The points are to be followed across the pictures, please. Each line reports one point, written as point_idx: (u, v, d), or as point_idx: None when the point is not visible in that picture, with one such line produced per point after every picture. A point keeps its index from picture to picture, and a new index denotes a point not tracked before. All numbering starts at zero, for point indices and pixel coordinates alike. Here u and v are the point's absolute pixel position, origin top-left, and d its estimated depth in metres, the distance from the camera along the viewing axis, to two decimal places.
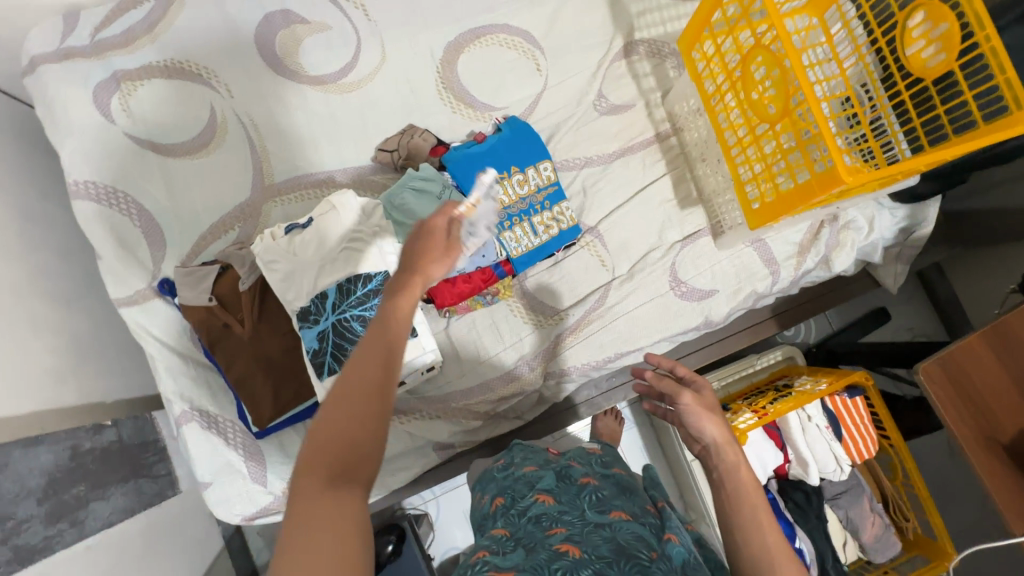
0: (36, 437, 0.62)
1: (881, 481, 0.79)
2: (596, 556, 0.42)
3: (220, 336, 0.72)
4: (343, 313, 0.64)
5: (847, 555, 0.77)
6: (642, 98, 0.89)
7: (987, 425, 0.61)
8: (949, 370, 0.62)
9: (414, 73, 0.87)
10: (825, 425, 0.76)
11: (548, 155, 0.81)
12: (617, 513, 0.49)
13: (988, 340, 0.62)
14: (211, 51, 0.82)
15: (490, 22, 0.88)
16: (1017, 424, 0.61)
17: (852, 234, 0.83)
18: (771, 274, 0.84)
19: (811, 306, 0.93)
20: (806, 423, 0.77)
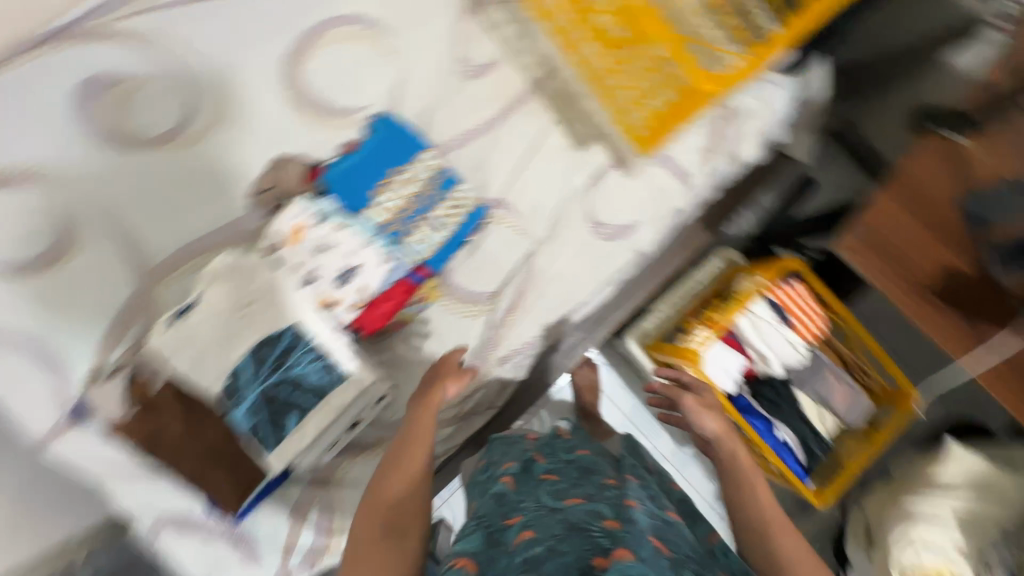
0: None
1: (841, 351, 0.82)
2: (549, 534, 0.44)
3: (154, 441, 0.64)
4: (265, 380, 0.62)
5: (829, 426, 0.79)
6: (506, 48, 0.83)
7: (903, 271, 0.67)
8: (870, 241, 0.68)
9: (260, 96, 0.76)
10: (775, 318, 0.78)
11: (426, 144, 0.78)
12: (574, 497, 0.49)
13: (892, 195, 0.65)
14: (28, 145, 0.70)
15: (321, 17, 0.77)
16: (933, 262, 0.66)
17: (750, 122, 0.84)
18: (685, 186, 0.84)
19: (733, 202, 0.93)
20: (758, 322, 0.78)
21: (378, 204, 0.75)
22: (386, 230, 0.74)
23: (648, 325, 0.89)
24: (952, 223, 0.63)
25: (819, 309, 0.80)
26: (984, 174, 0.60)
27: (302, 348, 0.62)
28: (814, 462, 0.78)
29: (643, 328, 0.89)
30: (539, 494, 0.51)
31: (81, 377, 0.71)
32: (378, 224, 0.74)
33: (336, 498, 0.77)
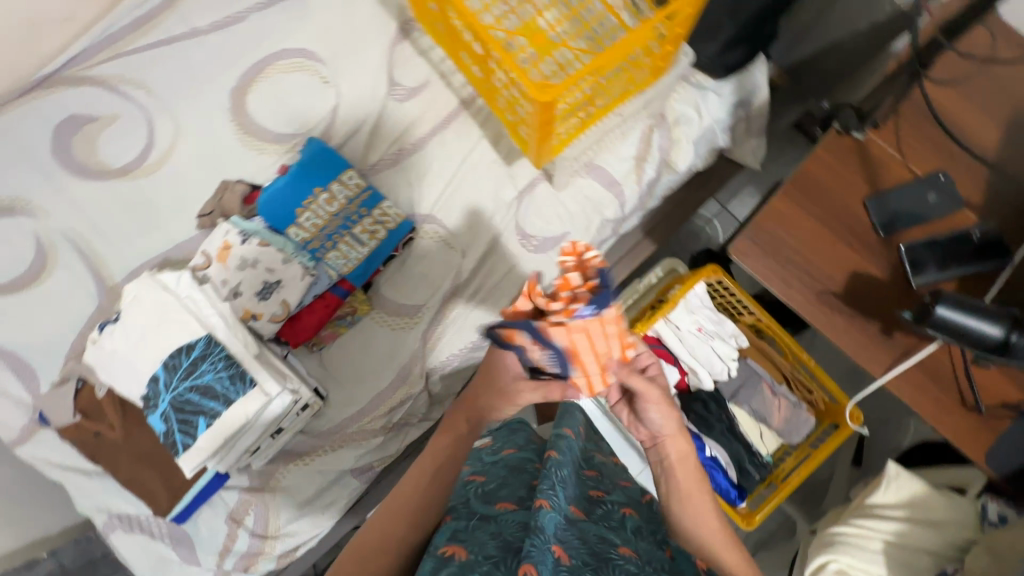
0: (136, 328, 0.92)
1: (779, 363, 1.02)
2: (481, 556, 0.62)
3: (268, 288, 1.00)
4: (216, 350, 0.91)
5: (766, 444, 1.01)
6: (627, 177, 1.14)
7: (979, 419, 0.75)
8: (980, 416, 0.75)
9: (465, 141, 1.17)
10: (697, 329, 1.00)
11: (347, 170, 1.07)
12: (502, 505, 0.73)
13: (917, 372, 0.76)
14: (327, 114, 1.18)
15: (419, 86, 1.18)
16: (933, 410, 0.76)
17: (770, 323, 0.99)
18: (702, 331, 1.01)
19: (741, 384, 1.01)
20: (680, 332, 1.00)
21: (307, 226, 1.04)
22: (343, 261, 1.05)
23: None
24: (967, 395, 0.75)
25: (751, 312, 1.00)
26: (990, 398, 0.74)
27: (212, 360, 0.90)
28: (747, 481, 0.97)
29: None
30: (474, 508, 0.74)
31: (247, 225, 1.03)
32: (352, 263, 1.06)
33: (357, 387, 1.10)
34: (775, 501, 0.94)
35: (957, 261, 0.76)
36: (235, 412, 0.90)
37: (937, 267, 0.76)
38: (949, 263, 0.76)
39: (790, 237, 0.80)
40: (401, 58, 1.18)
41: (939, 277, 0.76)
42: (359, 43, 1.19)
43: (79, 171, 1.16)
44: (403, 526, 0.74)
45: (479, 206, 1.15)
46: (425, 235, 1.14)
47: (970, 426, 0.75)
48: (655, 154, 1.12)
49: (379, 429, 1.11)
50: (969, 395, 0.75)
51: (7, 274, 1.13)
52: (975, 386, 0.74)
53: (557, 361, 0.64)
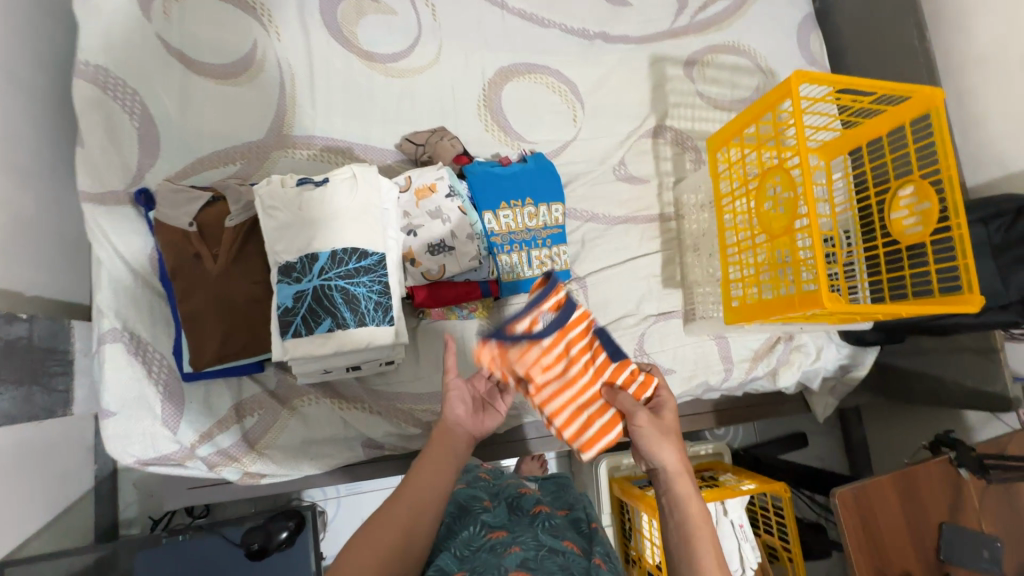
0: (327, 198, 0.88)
1: None
2: None
3: (439, 247, 1.01)
4: (379, 272, 0.88)
5: None
6: (741, 360, 1.25)
7: None
8: None
9: (644, 243, 1.26)
10: (737, 523, 1.07)
11: (558, 201, 1.12)
12: (568, 545, 0.74)
13: None
14: (559, 142, 1.25)
15: (638, 178, 1.29)
16: None
17: (789, 557, 1.08)
18: (738, 528, 1.08)
19: None
20: (722, 517, 1.07)
21: (501, 221, 1.07)
22: (504, 267, 1.07)
23: (623, 463, 1.24)
24: None
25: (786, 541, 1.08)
26: None
27: (372, 278, 0.88)
28: None
29: (618, 463, 1.24)
30: (540, 535, 0.74)
31: (457, 185, 1.05)
32: (509, 273, 1.08)
33: (430, 373, 1.08)
34: None
35: None
36: (359, 335, 0.86)
37: None
38: None
39: (880, 517, 0.91)
40: (638, 147, 1.30)
41: None
42: (615, 112, 1.29)
43: (331, 26, 1.15)
44: (409, 512, 0.66)
45: (620, 300, 1.23)
46: (568, 291, 1.19)
47: None
48: (773, 360, 1.26)
49: (423, 421, 1.08)
50: None
51: (205, 57, 1.08)
52: None
53: (527, 307, 0.78)
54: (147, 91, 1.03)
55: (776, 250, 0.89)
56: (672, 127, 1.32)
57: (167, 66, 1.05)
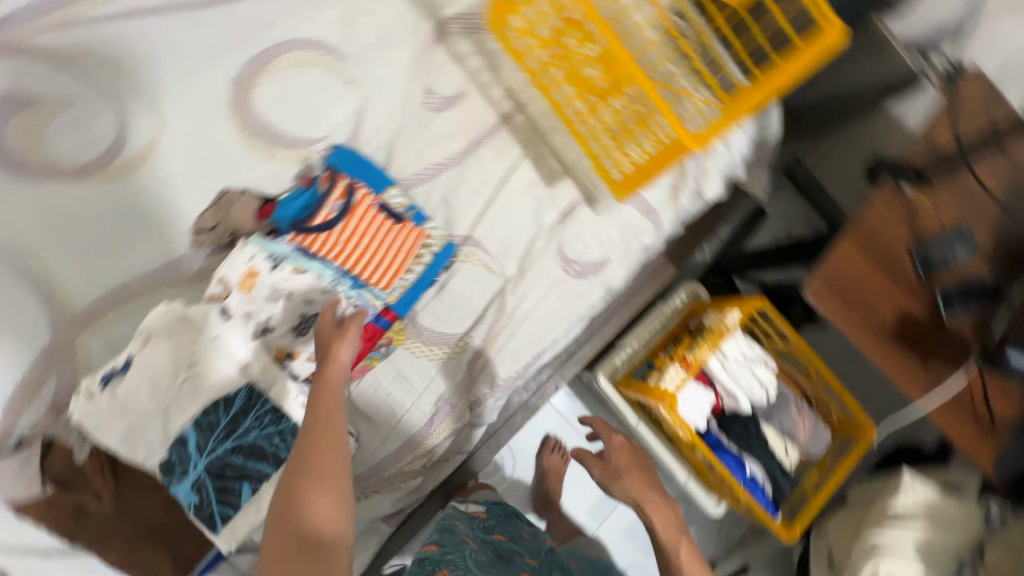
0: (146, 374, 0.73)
1: (803, 385, 1.11)
2: None
3: (308, 321, 0.87)
4: (260, 403, 0.77)
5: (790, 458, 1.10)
6: (662, 203, 1.16)
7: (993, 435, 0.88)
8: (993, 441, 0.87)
9: (505, 156, 1.11)
10: (741, 357, 1.07)
11: (389, 183, 0.95)
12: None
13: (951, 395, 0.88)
14: (350, 116, 1.05)
15: (454, 95, 1.09)
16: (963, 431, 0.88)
17: (796, 348, 1.09)
18: (743, 358, 1.07)
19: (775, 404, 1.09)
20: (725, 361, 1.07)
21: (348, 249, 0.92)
22: (385, 289, 0.94)
23: (618, 363, 1.21)
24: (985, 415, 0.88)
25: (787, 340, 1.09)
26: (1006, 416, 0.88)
27: (256, 415, 0.77)
28: (779, 494, 1.06)
29: (614, 366, 1.21)
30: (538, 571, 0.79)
31: (274, 247, 0.86)
32: (395, 291, 0.95)
33: (394, 425, 1.01)
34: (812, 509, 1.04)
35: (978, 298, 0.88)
36: (288, 473, 0.77)
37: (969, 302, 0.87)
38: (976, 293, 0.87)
39: (857, 284, 0.88)
40: (432, 62, 1.08)
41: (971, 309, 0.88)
42: (383, 42, 1.07)
43: (19, 169, 0.91)
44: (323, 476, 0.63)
45: (516, 228, 1.10)
46: (465, 258, 1.07)
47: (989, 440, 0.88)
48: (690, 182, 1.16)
49: (420, 466, 1.02)
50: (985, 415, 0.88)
51: None
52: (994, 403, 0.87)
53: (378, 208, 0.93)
54: None
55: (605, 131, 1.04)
56: (453, 16, 1.09)
57: None
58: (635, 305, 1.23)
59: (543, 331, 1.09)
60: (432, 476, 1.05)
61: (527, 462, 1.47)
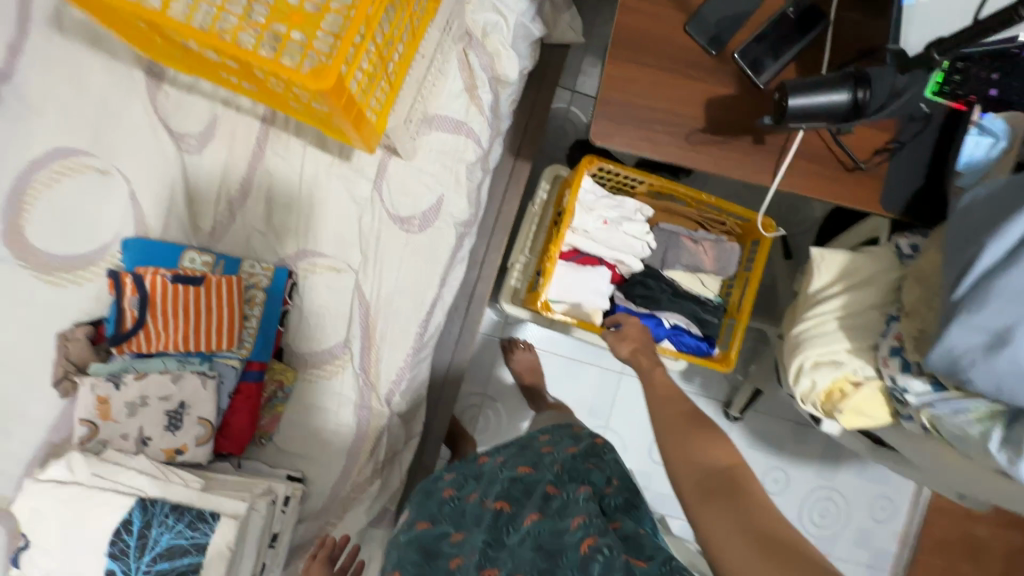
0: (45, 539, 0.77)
1: (689, 213, 1.03)
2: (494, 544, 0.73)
3: (177, 413, 0.89)
4: (156, 509, 0.80)
5: (709, 287, 1.04)
6: (468, 110, 1.06)
7: (859, 175, 0.79)
8: (863, 181, 0.79)
9: (289, 156, 1.04)
10: (603, 224, 1.00)
11: (184, 247, 0.94)
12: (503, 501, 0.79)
13: (799, 160, 0.78)
14: (124, 204, 1.01)
15: (207, 126, 1.02)
16: (830, 188, 0.79)
17: (658, 183, 0.98)
18: (607, 225, 1.00)
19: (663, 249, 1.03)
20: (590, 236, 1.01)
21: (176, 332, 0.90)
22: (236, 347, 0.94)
23: (516, 283, 1.16)
24: (844, 160, 0.79)
25: (649, 180, 0.98)
26: (863, 152, 0.79)
27: (159, 520, 0.80)
28: (710, 329, 1.01)
29: (514, 288, 1.16)
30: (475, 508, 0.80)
31: (111, 366, 0.88)
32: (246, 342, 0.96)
33: (326, 453, 1.03)
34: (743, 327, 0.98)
35: (782, 37, 0.76)
36: (216, 554, 0.81)
37: (767, 49, 0.76)
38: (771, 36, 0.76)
39: (646, 100, 0.76)
40: (168, 106, 1.01)
41: (779, 53, 0.76)
42: (111, 106, 0.98)
43: None
44: None
45: (341, 215, 1.05)
46: (306, 273, 1.05)
47: (859, 185, 0.79)
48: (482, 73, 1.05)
49: (374, 471, 1.05)
50: (844, 160, 0.79)
51: None
52: (845, 145, 0.78)
53: (176, 278, 0.89)
54: None
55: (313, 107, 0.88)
56: None
57: None
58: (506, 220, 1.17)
59: (418, 297, 1.07)
60: (394, 472, 1.08)
61: (512, 402, 1.48)
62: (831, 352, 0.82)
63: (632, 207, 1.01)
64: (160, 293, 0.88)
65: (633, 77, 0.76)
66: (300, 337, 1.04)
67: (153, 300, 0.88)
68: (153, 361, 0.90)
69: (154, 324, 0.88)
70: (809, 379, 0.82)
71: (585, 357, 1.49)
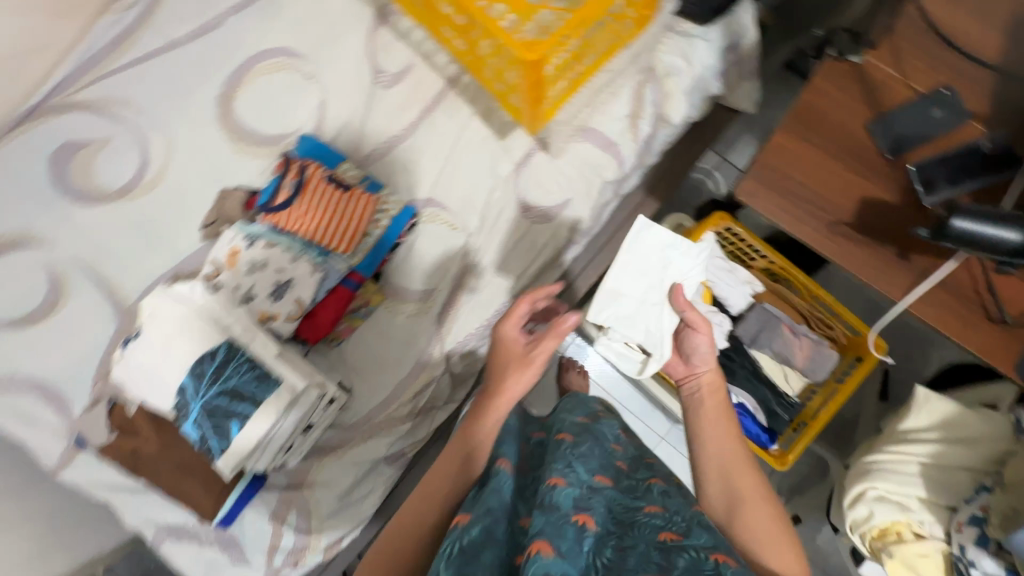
0: (155, 340, 0.93)
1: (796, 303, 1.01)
2: (570, 477, 0.70)
3: (282, 287, 1.01)
4: (239, 353, 0.93)
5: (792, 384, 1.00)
6: (622, 133, 1.12)
7: (1004, 330, 0.74)
8: (1006, 335, 0.74)
9: (456, 117, 1.15)
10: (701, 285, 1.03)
11: (345, 158, 1.07)
12: (566, 437, 0.82)
13: (942, 291, 0.76)
14: (312, 107, 1.17)
15: (402, 69, 1.17)
16: (967, 330, 0.75)
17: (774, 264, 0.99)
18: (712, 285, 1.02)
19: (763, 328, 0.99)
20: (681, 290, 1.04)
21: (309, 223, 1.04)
22: (350, 255, 1.07)
23: None
24: (990, 310, 0.75)
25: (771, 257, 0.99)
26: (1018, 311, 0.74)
27: (235, 364, 0.92)
28: (778, 422, 0.98)
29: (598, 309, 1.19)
30: (576, 467, 0.73)
31: (251, 229, 1.03)
32: (356, 257, 1.07)
33: (379, 378, 1.11)
34: (811, 433, 0.94)
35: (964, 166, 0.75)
36: (267, 410, 0.92)
37: (946, 171, 0.75)
38: (954, 163, 0.75)
39: (795, 172, 0.79)
40: (380, 43, 1.17)
41: (958, 180, 0.74)
42: (338, 32, 1.17)
43: (81, 197, 1.16)
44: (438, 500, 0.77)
45: (476, 183, 1.14)
46: (427, 219, 1.14)
47: (999, 339, 0.74)
48: (649, 107, 1.12)
49: (412, 413, 1.12)
50: (996, 310, 0.74)
51: (23, 307, 1.14)
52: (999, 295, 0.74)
53: (328, 180, 1.04)
54: (18, 366, 1.13)
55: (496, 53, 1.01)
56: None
57: (9, 337, 1.13)
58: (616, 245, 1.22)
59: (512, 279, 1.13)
60: (426, 422, 1.14)
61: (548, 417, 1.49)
62: (903, 494, 0.87)
63: (743, 276, 1.03)
64: (311, 185, 1.02)
65: (793, 151, 0.79)
66: (402, 271, 1.13)
67: (303, 189, 1.02)
68: (281, 239, 1.03)
69: (298, 209, 1.03)
70: (867, 509, 0.88)
71: (633, 406, 1.48)
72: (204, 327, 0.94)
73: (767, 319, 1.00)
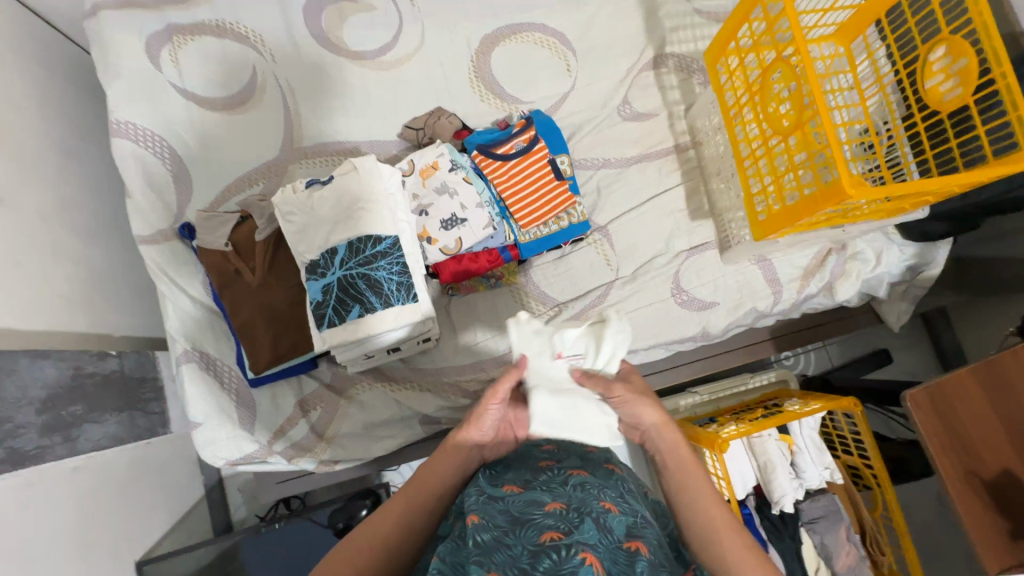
0: (333, 195, 0.94)
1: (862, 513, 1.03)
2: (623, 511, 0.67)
3: (453, 221, 1.03)
4: (396, 253, 0.93)
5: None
6: (790, 279, 1.18)
7: None
8: None
9: (664, 178, 1.21)
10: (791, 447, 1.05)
11: (566, 151, 1.11)
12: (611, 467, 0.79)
13: None
14: (554, 95, 1.24)
15: (645, 113, 1.23)
16: None
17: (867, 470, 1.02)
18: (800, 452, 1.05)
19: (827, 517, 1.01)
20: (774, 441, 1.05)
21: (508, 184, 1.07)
22: (520, 232, 1.08)
23: (681, 406, 1.21)
24: None
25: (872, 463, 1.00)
26: None
27: (390, 260, 0.92)
28: None
29: (677, 406, 1.22)
30: (626, 501, 0.71)
31: (459, 158, 1.06)
32: (524, 236, 1.09)
33: (468, 346, 1.12)
34: None
35: None
36: (389, 315, 0.91)
37: None
38: None
39: (962, 409, 0.83)
40: (640, 81, 1.24)
41: None
42: (612, 52, 1.25)
43: (320, 38, 1.19)
44: (398, 515, 0.67)
45: (648, 240, 1.19)
46: (592, 242, 1.18)
47: None
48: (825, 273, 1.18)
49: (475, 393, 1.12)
50: None
51: (211, 91, 1.16)
52: None
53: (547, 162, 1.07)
54: (173, 136, 1.14)
55: (794, 147, 0.83)
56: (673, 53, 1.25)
57: (182, 108, 1.15)
58: (720, 364, 1.26)
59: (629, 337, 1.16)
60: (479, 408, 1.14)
61: None
62: None
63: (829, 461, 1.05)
64: (533, 158, 1.07)
65: (968, 390, 0.84)
66: (546, 271, 1.17)
67: (523, 156, 1.07)
68: (478, 182, 1.07)
69: (508, 168, 1.06)
70: None
71: None
72: (375, 211, 0.94)
73: (832, 512, 1.02)
